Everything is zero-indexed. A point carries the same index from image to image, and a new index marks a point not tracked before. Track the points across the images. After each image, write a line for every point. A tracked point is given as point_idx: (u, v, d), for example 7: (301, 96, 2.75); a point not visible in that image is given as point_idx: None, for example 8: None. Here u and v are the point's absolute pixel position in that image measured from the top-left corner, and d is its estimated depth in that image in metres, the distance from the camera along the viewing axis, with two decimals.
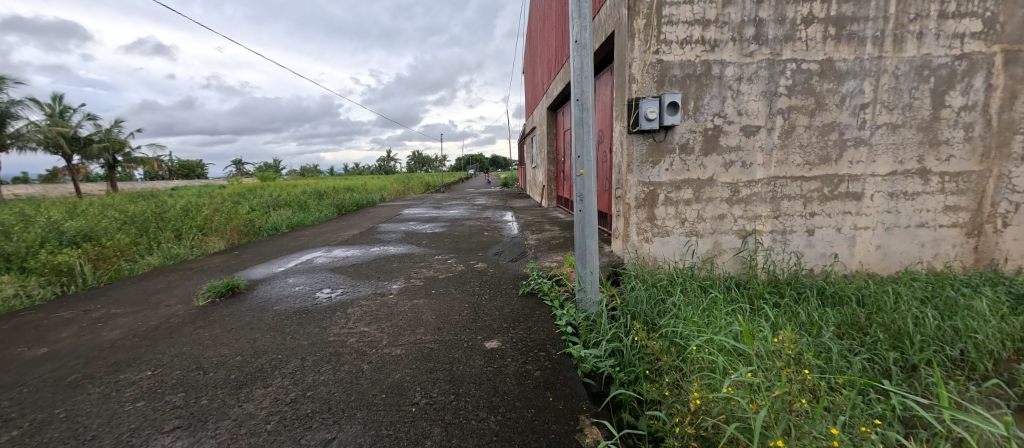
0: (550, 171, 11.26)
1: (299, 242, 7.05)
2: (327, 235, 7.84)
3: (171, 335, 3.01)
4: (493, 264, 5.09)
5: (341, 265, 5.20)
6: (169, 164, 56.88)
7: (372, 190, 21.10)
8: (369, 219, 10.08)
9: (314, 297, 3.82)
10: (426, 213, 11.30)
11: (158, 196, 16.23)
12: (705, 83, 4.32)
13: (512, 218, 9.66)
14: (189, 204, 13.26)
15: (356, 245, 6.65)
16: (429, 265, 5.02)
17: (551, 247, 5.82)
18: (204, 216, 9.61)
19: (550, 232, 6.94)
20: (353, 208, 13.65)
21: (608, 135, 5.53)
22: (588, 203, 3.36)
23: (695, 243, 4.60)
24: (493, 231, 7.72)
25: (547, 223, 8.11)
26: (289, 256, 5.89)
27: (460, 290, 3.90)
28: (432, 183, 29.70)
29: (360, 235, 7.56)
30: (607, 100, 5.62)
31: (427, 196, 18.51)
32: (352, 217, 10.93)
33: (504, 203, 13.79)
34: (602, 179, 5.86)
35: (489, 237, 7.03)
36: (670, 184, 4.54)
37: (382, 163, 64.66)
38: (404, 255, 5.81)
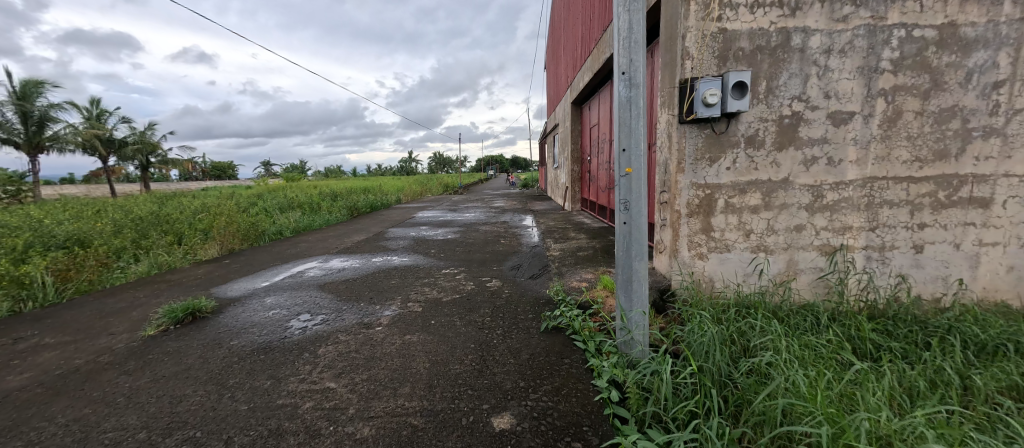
0: (574, 171, 10.33)
1: (297, 249, 6.40)
2: (331, 240, 7.18)
3: (84, 385, 2.31)
4: (510, 282, 4.26)
5: (333, 280, 4.45)
6: (200, 165, 58.63)
7: (390, 191, 20.76)
8: (378, 223, 9.40)
9: (285, 328, 3.07)
10: (440, 216, 10.60)
11: (177, 197, 16.13)
12: (782, 57, 3.38)
13: (532, 222, 8.83)
14: (205, 205, 13.07)
15: (358, 253, 5.95)
16: (434, 282, 4.23)
17: (578, 260, 4.95)
18: (210, 218, 9.17)
19: (576, 241, 6.06)
20: (367, 209, 13.12)
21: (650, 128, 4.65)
22: (636, 214, 2.49)
23: (763, 261, 3.67)
24: (511, 238, 6.88)
25: (571, 230, 7.23)
26: (281, 267, 5.23)
27: (466, 320, 3.08)
28: (451, 184, 29.12)
29: (364, 242, 6.87)
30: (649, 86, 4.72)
31: (444, 197, 17.84)
32: (363, 220, 10.30)
33: (524, 205, 12.94)
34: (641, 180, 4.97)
35: (507, 247, 6.19)
36: (733, 186, 3.64)
37: (403, 164, 65.01)
38: (407, 267, 5.04)
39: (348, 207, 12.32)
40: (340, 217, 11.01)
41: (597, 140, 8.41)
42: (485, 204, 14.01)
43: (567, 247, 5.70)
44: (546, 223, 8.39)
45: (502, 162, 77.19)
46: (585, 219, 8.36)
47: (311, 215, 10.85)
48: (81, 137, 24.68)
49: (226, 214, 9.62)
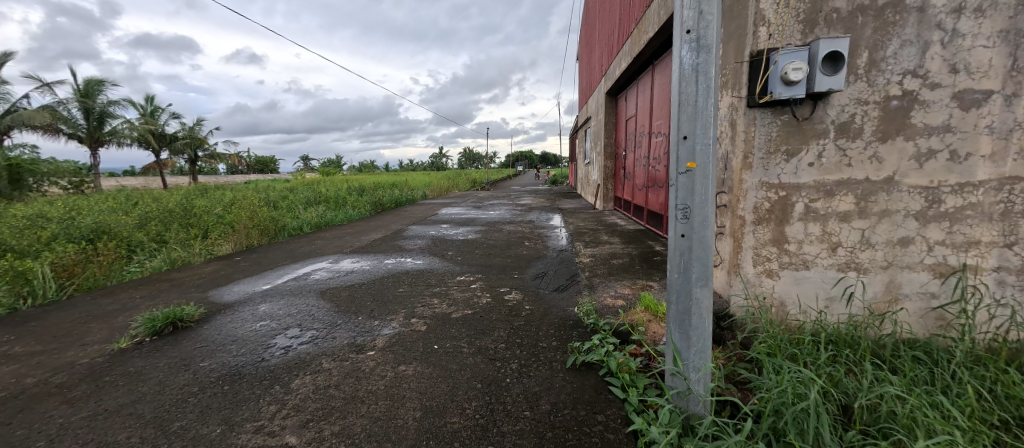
0: (607, 168, 9.58)
1: (311, 247, 6.09)
2: (348, 238, 6.84)
3: (15, 417, 1.92)
4: (533, 294, 3.68)
5: (338, 285, 4.01)
6: (244, 159, 61.54)
7: (417, 187, 20.58)
8: (400, 220, 9.03)
9: (267, 345, 2.61)
10: (464, 213, 10.13)
11: (214, 190, 16.49)
12: (892, 19, 2.67)
13: (561, 223, 8.20)
14: (235, 197, 13.21)
15: (372, 253, 5.55)
16: (446, 292, 3.71)
17: (613, 269, 4.32)
18: (234, 211, 9.09)
19: (610, 246, 5.40)
20: (391, 205, 12.86)
21: None
22: (699, 225, 1.85)
23: (852, 283, 2.95)
24: (538, 240, 6.28)
25: (603, 232, 6.57)
26: (289, 266, 4.87)
27: (475, 348, 2.53)
28: (478, 180, 28.76)
29: (381, 240, 6.48)
30: None
31: (470, 194, 17.39)
32: (385, 216, 9.98)
33: (552, 204, 12.27)
34: None
35: (533, 250, 5.61)
36: (816, 186, 2.93)
37: (433, 160, 65.67)
38: (421, 271, 4.56)
39: (372, 203, 12.08)
40: (363, 213, 10.75)
41: (632, 134, 7.67)
42: (511, 201, 13.44)
43: (599, 253, 5.06)
44: (576, 224, 7.74)
45: (531, 159, 76.32)
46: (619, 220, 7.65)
47: (333, 211, 10.64)
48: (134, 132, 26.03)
49: (250, 207, 9.54)
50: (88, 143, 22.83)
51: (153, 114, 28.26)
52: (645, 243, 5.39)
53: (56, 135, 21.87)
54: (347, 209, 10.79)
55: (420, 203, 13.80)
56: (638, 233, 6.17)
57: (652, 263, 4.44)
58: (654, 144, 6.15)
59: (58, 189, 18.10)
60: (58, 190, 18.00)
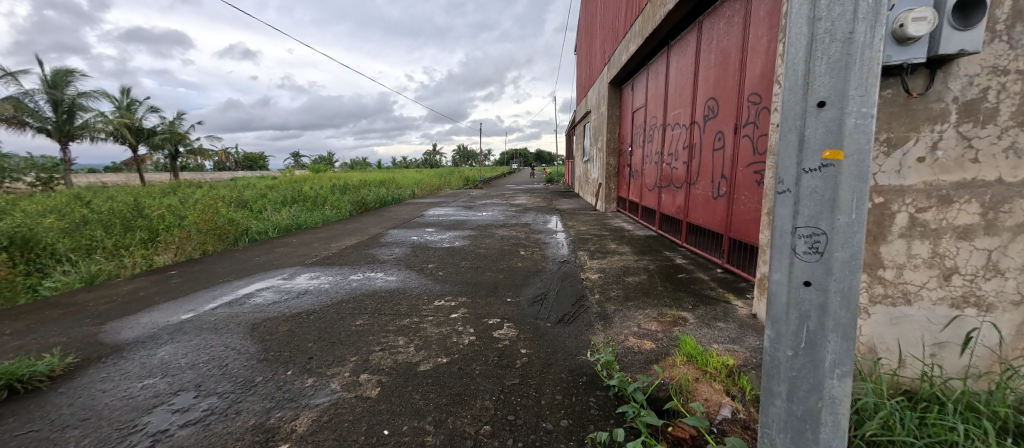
0: (610, 165, 8.71)
1: (267, 256, 5.15)
2: (315, 244, 5.91)
3: None
4: (530, 330, 2.80)
5: (280, 313, 3.10)
6: (231, 156, 60.12)
7: (407, 184, 19.64)
8: (380, 222, 8.11)
9: (131, 430, 1.72)
10: (454, 215, 9.24)
11: (190, 188, 15.48)
12: None
13: (560, 226, 7.34)
14: (207, 196, 12.22)
15: (336, 265, 4.63)
16: (416, 327, 2.82)
17: (629, 291, 3.46)
18: (195, 210, 8.12)
19: (621, 258, 4.52)
20: (375, 205, 11.94)
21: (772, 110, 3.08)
22: (842, 268, 1.01)
23: (974, 326, 2.01)
24: (534, 249, 5.41)
25: (610, 239, 5.70)
26: (229, 282, 3.95)
27: (444, 436, 1.66)
28: (472, 178, 27.79)
29: (352, 248, 5.56)
30: (771, 40, 3.12)
31: (463, 193, 16.46)
32: (366, 217, 9.05)
33: (549, 204, 11.37)
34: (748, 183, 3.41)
35: (529, 262, 4.73)
36: (924, 191, 2.02)
37: (426, 157, 64.56)
38: (391, 291, 3.67)
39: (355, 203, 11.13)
40: (343, 214, 9.81)
41: (641, 127, 6.82)
42: (505, 201, 12.57)
43: (608, 268, 4.18)
44: (577, 229, 6.86)
45: (527, 157, 75.35)
46: (625, 225, 6.78)
47: (310, 211, 9.69)
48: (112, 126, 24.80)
49: (216, 206, 8.59)
50: (58, 138, 21.57)
51: (132, 108, 26.99)
52: (662, 255, 4.53)
53: (24, 128, 20.64)
54: (326, 209, 9.84)
55: (407, 202, 12.86)
56: (650, 242, 5.30)
57: (677, 283, 3.56)
58: (670, 138, 5.30)
59: (24, 185, 16.95)
60: (23, 187, 16.85)
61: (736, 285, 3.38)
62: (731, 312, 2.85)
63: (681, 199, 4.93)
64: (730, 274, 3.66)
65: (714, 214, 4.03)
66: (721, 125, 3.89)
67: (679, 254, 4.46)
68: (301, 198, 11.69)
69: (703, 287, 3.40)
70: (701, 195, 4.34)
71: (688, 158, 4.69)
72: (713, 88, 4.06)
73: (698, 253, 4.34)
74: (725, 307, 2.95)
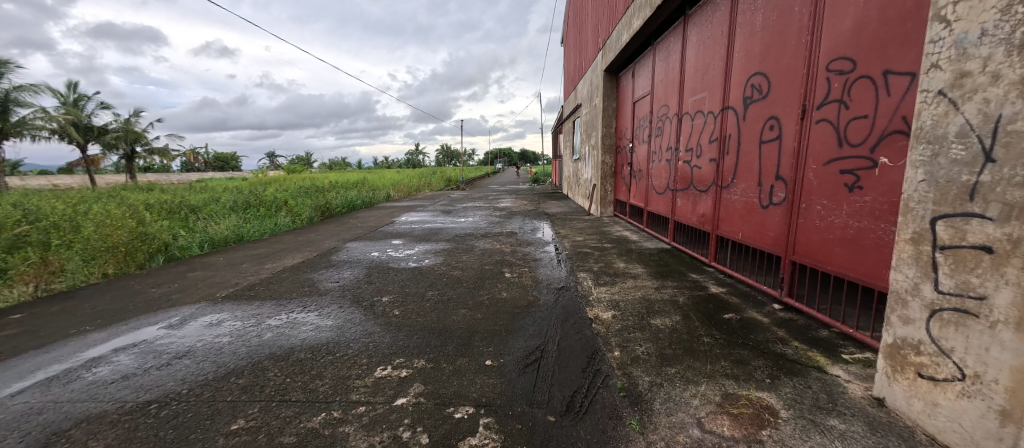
0: (605, 165, 7.69)
1: (168, 286, 3.90)
2: (244, 265, 4.67)
3: None
4: (520, 436, 1.69)
5: (114, 406, 1.92)
6: (201, 157, 57.32)
7: (382, 186, 18.34)
8: (339, 233, 6.88)
9: None
10: (429, 222, 8.09)
11: (136, 190, 13.84)
12: None
13: (551, 236, 6.26)
14: (149, 200, 10.78)
15: (255, 300, 3.42)
16: (331, 435, 1.68)
17: (662, 345, 2.38)
18: (114, 214, 6.76)
19: (635, 286, 3.45)
20: (343, 209, 10.70)
21: (878, 78, 2.06)
22: None
23: None
24: (522, 270, 4.30)
25: (613, 255, 4.63)
26: (80, 338, 2.73)
27: None
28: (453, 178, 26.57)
29: (289, 271, 4.34)
30: None
31: (443, 194, 15.24)
32: (325, 226, 7.79)
33: (536, 208, 10.27)
34: (828, 187, 2.39)
35: (515, 290, 3.61)
36: None
37: (408, 157, 62.91)
38: (315, 348, 2.51)
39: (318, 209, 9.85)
40: (301, 222, 8.53)
41: (645, 119, 5.81)
42: (489, 204, 11.47)
43: (623, 303, 3.11)
44: (571, 240, 5.78)
45: (510, 156, 74.21)
46: (627, 235, 5.74)
47: (262, 219, 8.38)
48: (57, 123, 22.69)
49: (142, 213, 7.22)
50: None
51: (80, 104, 24.80)
52: (687, 280, 3.48)
53: None
54: (281, 216, 8.54)
55: (380, 206, 11.63)
56: (665, 259, 4.25)
57: (727, 329, 2.50)
58: (689, 131, 4.30)
59: None
60: None
61: (816, 335, 2.33)
62: (838, 393, 1.79)
63: (706, 207, 3.92)
64: (795, 313, 2.63)
65: (763, 229, 3.01)
66: (774, 109, 2.87)
67: (711, 279, 3.43)
68: (256, 203, 10.33)
69: (769, 339, 2.35)
70: (740, 202, 3.31)
71: (717, 154, 3.67)
72: (759, 60, 3.05)
73: (738, 278, 3.30)
74: (823, 382, 1.89)
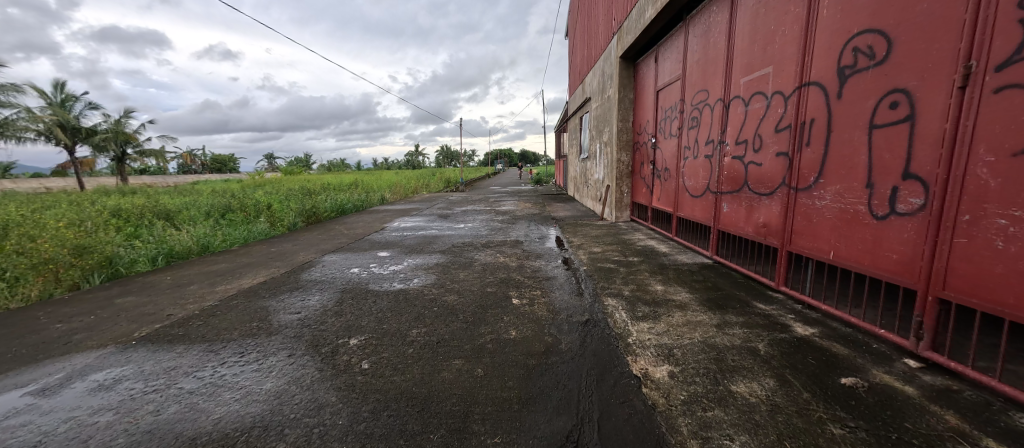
0: (622, 163, 6.83)
1: (81, 319, 3.04)
2: (192, 287, 3.80)
3: None
4: None
5: None
6: (198, 158, 56.72)
7: (378, 188, 17.53)
8: (319, 243, 5.99)
9: None
10: (423, 228, 7.22)
11: (116, 194, 12.97)
12: None
13: (563, 246, 5.40)
14: (122, 204, 9.95)
15: (180, 343, 2.56)
16: None
17: (767, 440, 1.52)
18: (61, 221, 5.88)
19: (688, 322, 2.58)
20: (331, 213, 9.83)
21: None
22: None
23: None
24: (533, 294, 3.44)
25: (645, 273, 3.77)
26: None
27: None
28: (453, 180, 25.71)
29: (241, 296, 3.47)
30: None
31: (442, 197, 14.36)
32: (307, 234, 6.91)
33: (542, 211, 9.38)
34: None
35: (527, 327, 2.75)
36: None
37: (408, 158, 62.19)
38: (228, 441, 1.63)
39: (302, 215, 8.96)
40: (280, 229, 7.63)
41: (674, 109, 4.95)
42: (490, 207, 10.59)
43: (680, 352, 2.23)
44: (588, 251, 4.92)
45: (511, 157, 73.38)
46: (654, 245, 4.88)
47: (236, 227, 7.49)
48: (43, 124, 21.92)
49: (95, 221, 6.34)
50: None
51: (67, 104, 23.95)
52: (756, 314, 2.62)
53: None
54: (258, 223, 7.65)
55: (373, 210, 10.76)
56: (713, 279, 3.38)
57: (862, 411, 1.61)
58: (740, 119, 3.44)
59: None
60: None
61: (1013, 427, 1.48)
62: None
63: (769, 215, 3.08)
64: (951, 378, 1.78)
65: (875, 249, 2.17)
66: (899, 79, 2.02)
67: (789, 314, 2.57)
68: (235, 207, 9.42)
69: (938, 430, 1.49)
70: (830, 211, 2.47)
71: (790, 146, 2.82)
72: (868, 13, 2.20)
73: (832, 313, 2.45)
74: None
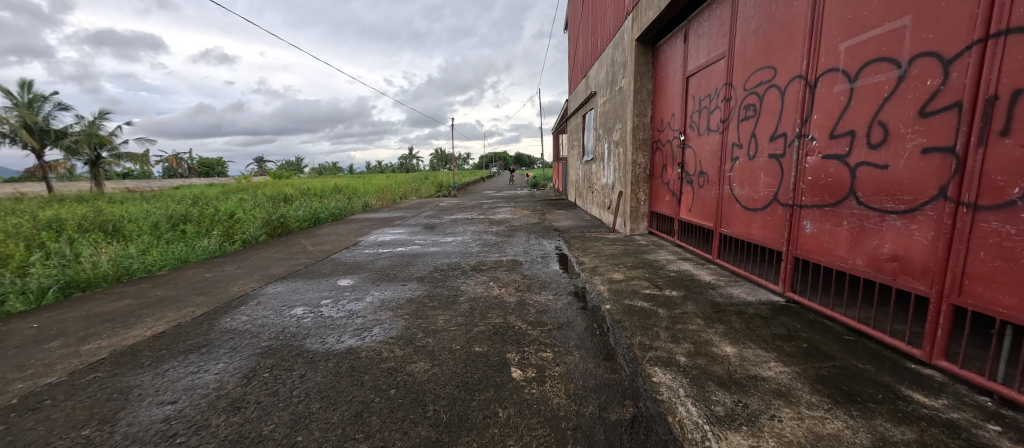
0: (639, 167, 5.76)
1: None
2: (50, 344, 2.65)
3: None
4: None
5: None
6: (186, 162, 55.37)
7: (365, 193, 16.41)
8: (269, 264, 4.82)
9: None
10: (404, 243, 6.09)
11: (74, 202, 11.81)
12: None
13: (573, 270, 4.30)
14: (63, 214, 8.73)
15: None
16: None
17: None
18: None
19: (820, 440, 1.49)
20: (302, 223, 8.65)
21: None
22: None
23: None
24: (543, 359, 2.32)
25: (699, 320, 2.66)
26: None
27: None
28: (446, 184, 24.56)
29: (106, 365, 2.32)
30: None
31: (433, 203, 13.22)
32: (261, 251, 5.72)
33: (543, 220, 8.28)
34: None
35: (537, 441, 1.63)
36: None
37: (402, 162, 61.06)
38: None
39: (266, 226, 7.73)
40: (232, 246, 6.42)
41: (715, 96, 3.88)
42: (484, 215, 9.46)
43: None
44: (607, 279, 3.82)
45: (507, 159, 72.37)
46: (691, 270, 3.79)
47: (178, 244, 6.26)
48: (7, 126, 20.61)
49: None
50: None
51: (34, 104, 22.53)
52: (929, 421, 1.55)
53: None
54: (206, 239, 6.43)
55: (353, 219, 9.60)
56: (810, 337, 2.30)
57: None
58: (839, 102, 2.39)
59: None
60: None
61: None
62: None
63: (905, 245, 2.01)
64: None
65: None
66: None
67: (990, 424, 1.51)
68: (188, 216, 8.14)
69: None
70: None
71: (958, 138, 1.77)
72: None
73: None
74: None
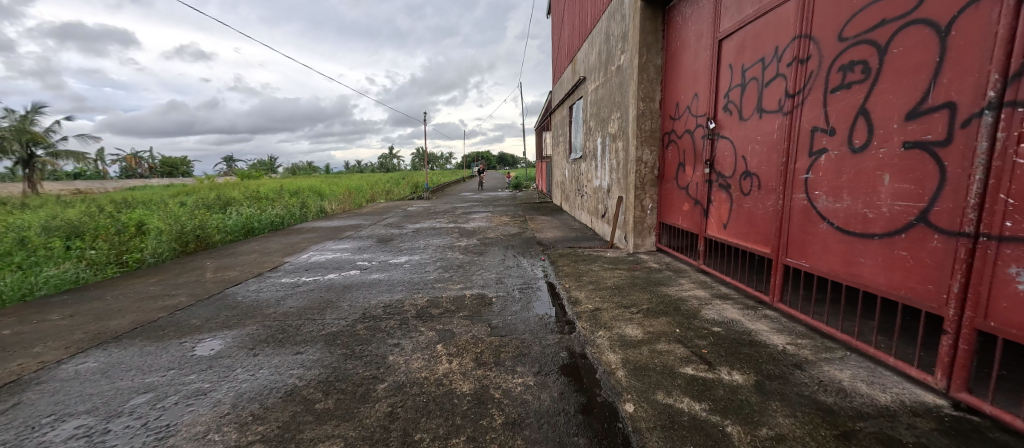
0: (645, 166, 4.47)
1: None
2: None
3: None
4: None
5: None
6: (147, 162, 52.07)
7: (329, 195, 14.74)
8: (119, 311, 3.27)
9: None
10: (338, 267, 4.62)
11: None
12: None
13: (564, 316, 2.95)
14: None
15: None
16: None
17: None
18: None
19: None
20: (226, 238, 7.03)
21: None
22: None
23: None
24: None
25: None
26: None
27: None
28: (422, 184, 22.95)
29: None
30: None
31: (400, 207, 11.68)
32: (131, 283, 4.12)
33: (524, 230, 6.91)
34: None
35: None
36: None
37: (381, 161, 58.97)
38: None
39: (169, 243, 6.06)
40: (102, 275, 4.76)
41: (775, 58, 2.60)
42: (456, 223, 8.02)
43: None
44: (617, 338, 2.48)
45: (489, 159, 70.86)
46: (743, 323, 2.49)
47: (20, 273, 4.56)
48: None
49: None
50: None
51: None
52: None
53: None
54: (65, 266, 4.75)
55: (297, 229, 8.00)
56: None
57: None
58: None
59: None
60: None
61: None
62: None
63: None
64: None
65: None
66: None
67: None
68: (68, 231, 6.37)
69: None
70: None
71: None
72: None
73: None
74: None
